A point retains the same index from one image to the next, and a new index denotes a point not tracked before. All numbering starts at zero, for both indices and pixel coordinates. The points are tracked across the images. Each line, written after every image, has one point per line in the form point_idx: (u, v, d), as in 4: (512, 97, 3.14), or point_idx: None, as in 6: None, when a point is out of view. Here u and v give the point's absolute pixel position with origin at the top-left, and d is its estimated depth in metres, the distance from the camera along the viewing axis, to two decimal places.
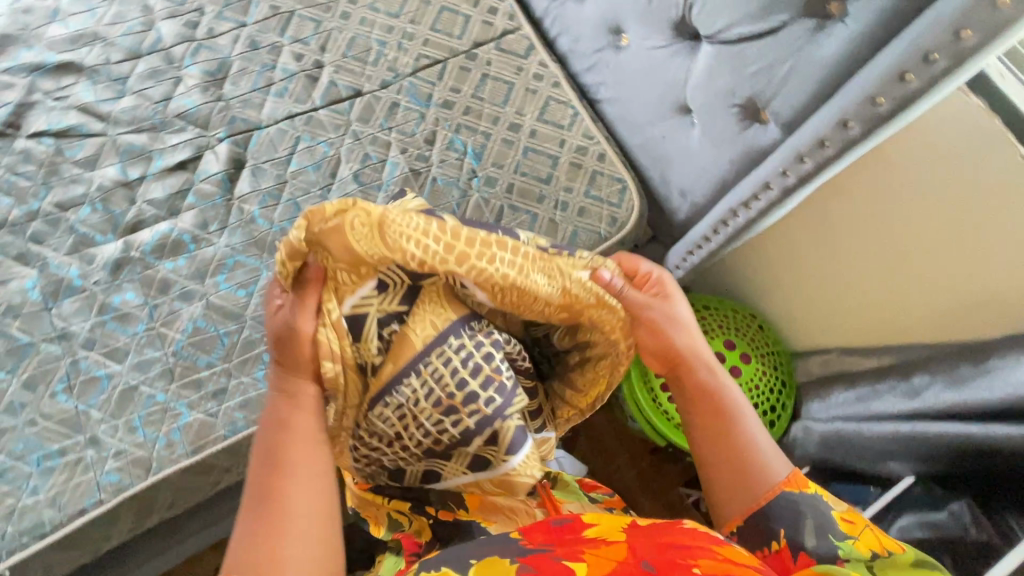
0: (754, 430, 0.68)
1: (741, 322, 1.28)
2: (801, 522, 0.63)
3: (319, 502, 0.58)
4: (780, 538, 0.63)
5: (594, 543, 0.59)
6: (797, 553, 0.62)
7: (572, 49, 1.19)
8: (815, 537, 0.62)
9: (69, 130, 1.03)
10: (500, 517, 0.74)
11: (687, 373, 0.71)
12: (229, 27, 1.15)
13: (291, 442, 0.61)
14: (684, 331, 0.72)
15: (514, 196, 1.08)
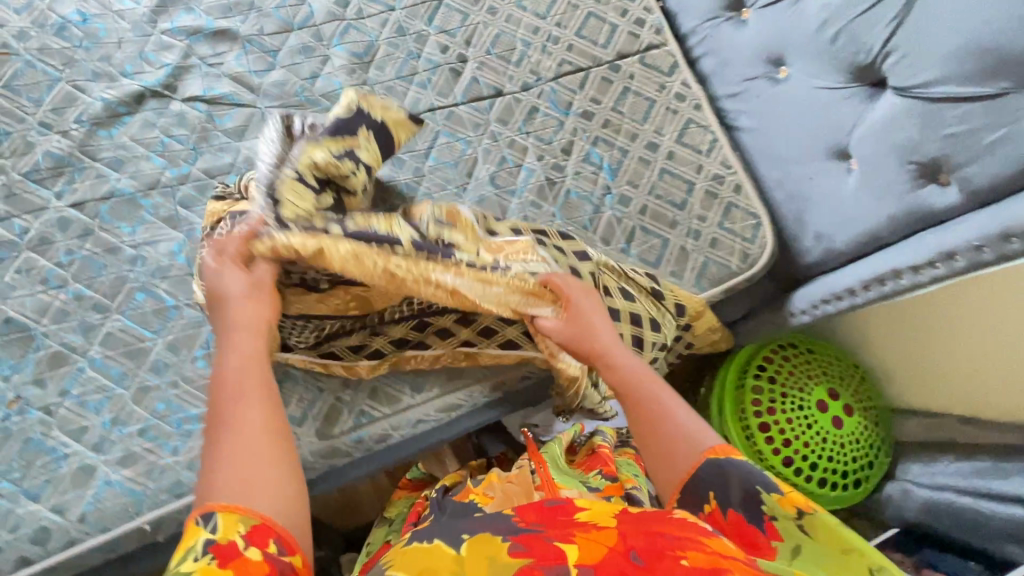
0: (683, 413, 0.75)
1: (845, 372, 1.26)
2: (727, 483, 0.66)
3: (270, 428, 0.65)
4: (711, 497, 0.66)
5: (584, 527, 0.57)
6: (727, 510, 0.64)
7: (717, 72, 1.16)
8: (741, 495, 0.64)
9: (221, 98, 1.04)
10: (502, 494, 0.88)
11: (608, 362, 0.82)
12: (378, 9, 1.14)
13: (246, 382, 0.68)
14: (580, 326, 0.84)
15: (647, 219, 1.07)
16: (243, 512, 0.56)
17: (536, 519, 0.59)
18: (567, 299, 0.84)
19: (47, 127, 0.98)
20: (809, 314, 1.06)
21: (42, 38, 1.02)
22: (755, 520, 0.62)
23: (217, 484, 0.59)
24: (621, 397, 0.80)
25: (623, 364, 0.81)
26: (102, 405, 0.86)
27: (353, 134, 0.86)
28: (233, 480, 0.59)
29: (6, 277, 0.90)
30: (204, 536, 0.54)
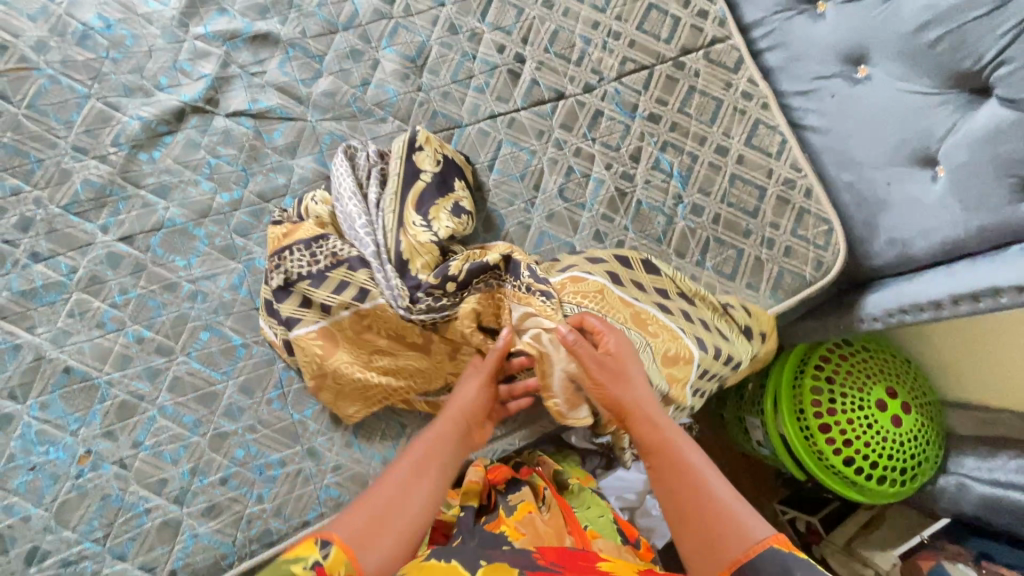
0: (730, 491, 0.65)
1: (901, 369, 1.24)
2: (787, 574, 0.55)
3: (406, 513, 0.62)
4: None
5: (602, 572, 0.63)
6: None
7: (785, 67, 1.10)
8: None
9: (268, 112, 0.96)
10: (534, 528, 0.78)
11: (637, 423, 0.75)
12: (427, 5, 1.05)
13: (432, 458, 0.69)
14: (616, 376, 0.77)
15: (720, 228, 1.04)
16: (351, 559, 0.56)
17: (555, 558, 0.64)
18: (609, 345, 0.79)
19: (83, 152, 0.89)
20: (882, 321, 1.05)
21: (64, 48, 0.92)
22: None
23: (344, 520, 0.59)
24: (653, 455, 0.72)
25: (667, 423, 0.73)
26: (179, 455, 0.82)
27: (450, 189, 0.90)
28: (359, 523, 0.59)
29: (59, 322, 0.83)
30: (314, 556, 0.54)
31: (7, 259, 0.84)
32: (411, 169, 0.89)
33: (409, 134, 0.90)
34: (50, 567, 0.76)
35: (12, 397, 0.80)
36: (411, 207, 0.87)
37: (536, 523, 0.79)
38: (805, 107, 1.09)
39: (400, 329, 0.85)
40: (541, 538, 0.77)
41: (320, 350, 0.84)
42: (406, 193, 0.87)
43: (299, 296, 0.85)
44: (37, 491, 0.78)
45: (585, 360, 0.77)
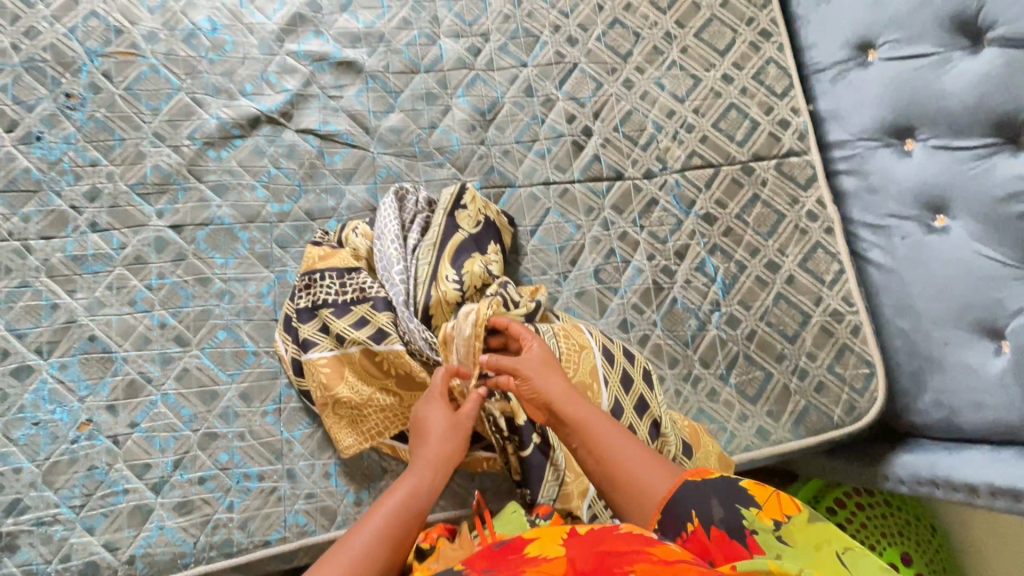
0: (643, 460, 0.69)
1: (921, 536, 1.14)
2: (709, 500, 0.63)
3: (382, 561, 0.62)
4: (693, 518, 0.63)
5: (534, 560, 0.55)
6: (709, 528, 0.61)
7: (859, 195, 1.04)
8: (723, 507, 0.62)
9: (335, 135, 1.00)
10: (445, 555, 0.66)
11: (560, 414, 0.72)
12: (510, 64, 1.07)
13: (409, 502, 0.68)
14: (545, 370, 0.75)
15: (753, 346, 0.99)
16: None
17: (484, 565, 0.56)
18: (532, 347, 0.77)
19: (161, 139, 0.95)
20: (908, 485, 0.97)
21: (170, 42, 0.99)
22: (721, 529, 0.61)
23: None
24: (574, 434, 0.72)
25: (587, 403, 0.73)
26: (168, 444, 0.85)
27: (483, 250, 0.90)
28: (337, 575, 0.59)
29: (97, 291, 0.88)
30: None
31: (69, 223, 0.90)
32: (451, 223, 0.90)
33: (459, 188, 0.92)
34: (24, 523, 0.79)
35: (38, 352, 0.85)
36: (446, 260, 0.88)
37: (446, 551, 0.67)
38: (873, 241, 1.03)
39: (408, 372, 0.85)
40: (456, 560, 0.65)
41: (328, 378, 0.85)
42: (444, 247, 0.88)
43: (320, 321, 0.87)
44: (34, 447, 0.82)
45: (514, 364, 0.74)
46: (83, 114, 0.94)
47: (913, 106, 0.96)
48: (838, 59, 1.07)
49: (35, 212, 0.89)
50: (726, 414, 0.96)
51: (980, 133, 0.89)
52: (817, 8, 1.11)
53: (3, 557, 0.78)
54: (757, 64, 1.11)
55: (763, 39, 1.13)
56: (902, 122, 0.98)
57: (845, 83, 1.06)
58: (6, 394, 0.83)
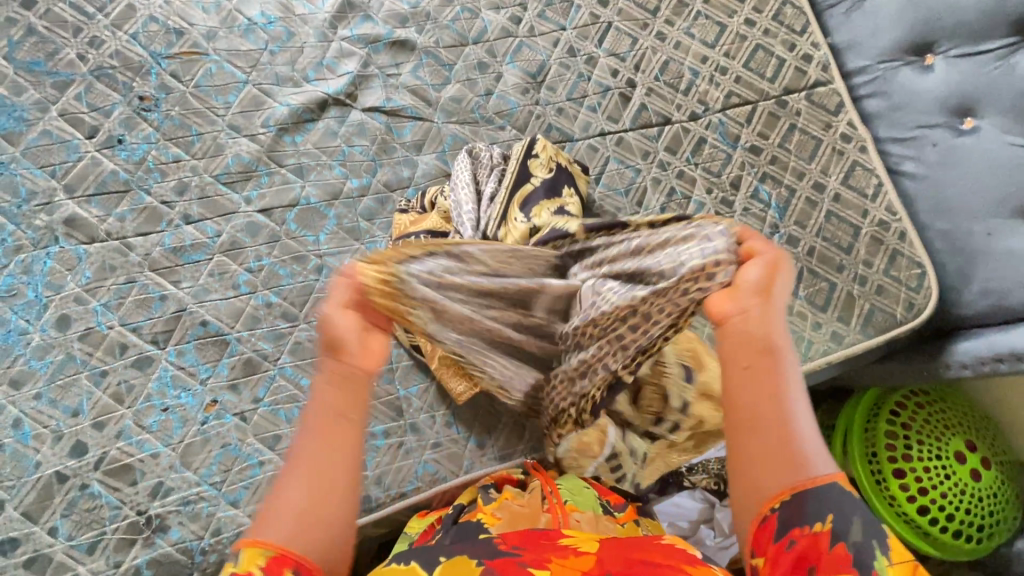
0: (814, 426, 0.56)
1: (980, 424, 1.22)
2: (848, 515, 0.50)
3: (320, 494, 0.54)
4: (825, 519, 0.50)
5: (565, 551, 0.58)
6: (834, 538, 0.49)
7: (885, 115, 1.13)
8: (862, 529, 0.49)
9: (400, 110, 1.04)
10: (508, 511, 0.75)
11: (757, 311, 0.60)
12: (550, 28, 1.13)
13: (326, 427, 0.57)
14: (772, 269, 0.60)
15: (814, 261, 1.07)
16: (264, 546, 0.51)
17: (515, 541, 0.60)
18: (756, 245, 0.63)
19: (237, 130, 0.98)
20: (971, 368, 1.03)
21: (230, 39, 1.02)
22: (848, 552, 0.48)
23: (272, 518, 0.53)
24: (748, 349, 0.59)
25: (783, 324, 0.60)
26: (293, 414, 0.88)
27: (559, 194, 0.93)
28: (288, 515, 0.53)
29: (201, 279, 0.91)
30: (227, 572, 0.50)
31: (163, 218, 0.92)
32: (525, 173, 0.94)
33: (528, 141, 0.97)
34: (172, 503, 0.81)
35: (154, 342, 0.87)
36: (517, 206, 0.90)
37: (512, 507, 0.76)
38: (905, 153, 1.11)
39: None
40: (514, 525, 0.74)
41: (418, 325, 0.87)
42: (516, 195, 0.91)
43: None
44: (167, 431, 0.84)
45: (748, 243, 0.63)
46: (159, 114, 0.96)
47: (929, 23, 1.07)
48: None
49: (128, 211, 0.92)
50: (801, 324, 1.04)
51: (1002, 34, 1.00)
52: None
53: (156, 538, 0.80)
54: (775, 6, 1.19)
55: None
56: (921, 40, 1.08)
57: (859, 13, 1.15)
58: (131, 384, 0.85)
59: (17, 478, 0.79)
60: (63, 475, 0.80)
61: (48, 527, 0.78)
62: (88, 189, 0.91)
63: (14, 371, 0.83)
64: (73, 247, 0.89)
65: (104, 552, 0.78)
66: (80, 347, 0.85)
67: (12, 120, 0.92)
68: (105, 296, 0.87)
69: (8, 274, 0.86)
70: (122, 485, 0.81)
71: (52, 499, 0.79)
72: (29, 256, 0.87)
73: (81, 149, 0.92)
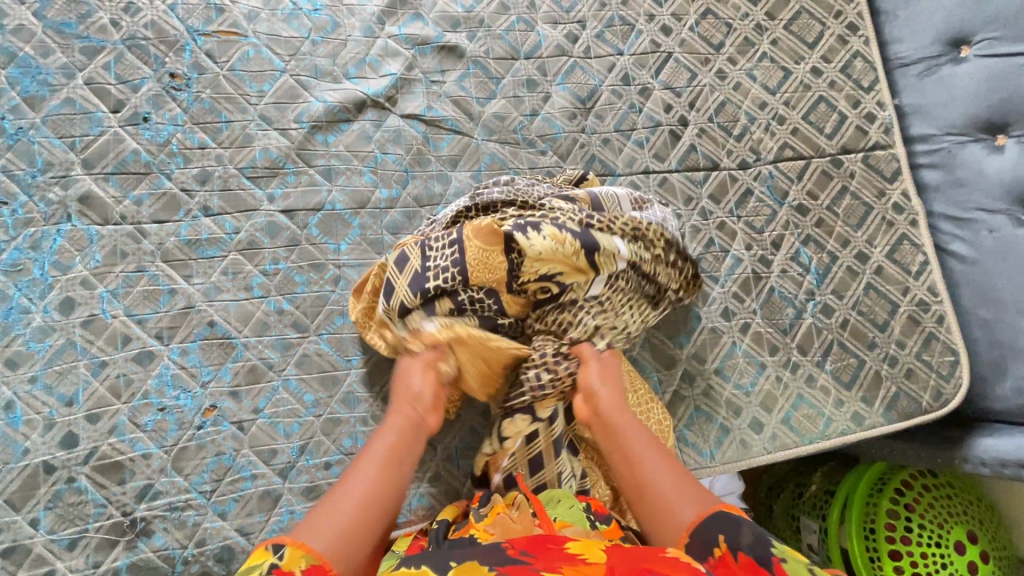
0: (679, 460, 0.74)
1: (985, 517, 1.19)
2: (739, 529, 0.62)
3: (367, 510, 0.67)
4: (719, 541, 0.63)
5: (574, 559, 0.57)
6: (736, 554, 0.61)
7: (943, 189, 1.07)
8: (751, 535, 0.61)
9: (440, 121, 0.99)
10: (502, 525, 0.69)
11: (603, 420, 0.79)
12: (607, 52, 1.07)
13: (380, 485, 0.69)
14: (603, 372, 0.82)
15: (846, 334, 1.02)
16: (307, 552, 0.60)
17: (524, 548, 0.59)
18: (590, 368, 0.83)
19: (268, 122, 0.94)
20: (991, 467, 0.98)
21: (272, 22, 0.97)
22: (747, 557, 0.60)
23: (316, 526, 0.63)
24: (603, 436, 0.78)
25: (616, 407, 0.79)
26: (292, 430, 0.85)
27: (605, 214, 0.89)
28: (332, 530, 0.63)
29: (213, 277, 0.87)
30: (270, 562, 0.57)
31: (181, 206, 0.88)
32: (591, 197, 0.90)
33: (579, 175, 0.97)
34: (158, 508, 0.79)
35: (158, 338, 0.84)
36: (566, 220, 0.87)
37: (505, 521, 0.70)
38: (955, 233, 1.05)
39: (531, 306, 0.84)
40: (510, 536, 0.68)
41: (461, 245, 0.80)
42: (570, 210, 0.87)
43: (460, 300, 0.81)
44: (161, 433, 0.81)
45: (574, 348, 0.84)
46: (189, 94, 0.92)
47: (1010, 102, 1.00)
48: (926, 54, 1.09)
49: (146, 195, 0.88)
50: (823, 400, 1.00)
51: None
52: (905, 4, 1.13)
53: (138, 542, 0.78)
54: (845, 58, 1.13)
55: (850, 33, 1.14)
56: (997, 117, 1.02)
57: (934, 78, 1.08)
58: (130, 379, 0.82)
59: (2, 463, 0.76)
60: (50, 465, 0.77)
61: (30, 517, 0.76)
62: (106, 167, 0.87)
63: (10, 350, 0.80)
64: (85, 227, 0.85)
65: (84, 551, 0.76)
66: (82, 334, 0.82)
67: (35, 83, 0.87)
68: (112, 283, 0.84)
69: (15, 247, 0.82)
70: (110, 483, 0.78)
71: (36, 489, 0.77)
72: (38, 230, 0.83)
73: (104, 123, 0.88)
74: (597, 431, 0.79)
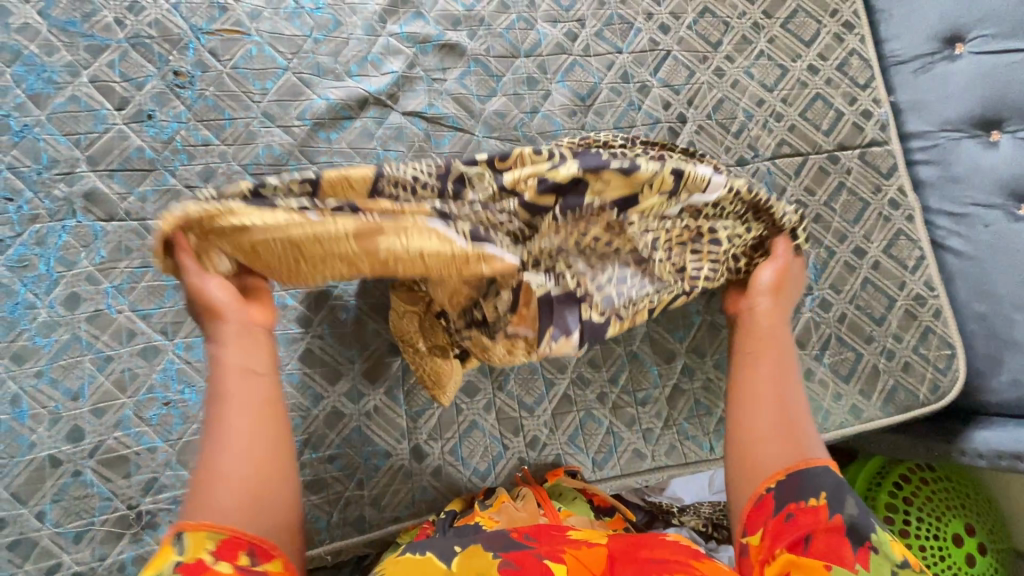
0: (811, 413, 0.68)
1: (982, 508, 1.20)
2: (844, 495, 0.59)
3: (265, 455, 0.57)
4: (821, 495, 0.60)
5: (576, 544, 0.59)
6: (832, 513, 0.58)
7: (939, 185, 1.08)
8: (857, 507, 0.59)
9: (441, 118, 1.00)
10: (509, 513, 0.77)
11: (749, 330, 0.74)
12: (606, 49, 1.09)
13: (262, 429, 0.58)
14: (774, 295, 0.75)
15: (844, 328, 1.04)
16: (212, 529, 0.51)
17: (528, 534, 0.61)
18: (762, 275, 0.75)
19: (271, 120, 0.94)
20: (987, 459, 0.99)
21: (274, 21, 0.98)
22: (842, 522, 0.57)
23: (207, 500, 0.53)
24: (749, 341, 0.73)
25: (777, 325, 0.74)
26: (296, 423, 0.85)
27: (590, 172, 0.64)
28: (231, 497, 0.54)
29: None
30: (171, 560, 0.49)
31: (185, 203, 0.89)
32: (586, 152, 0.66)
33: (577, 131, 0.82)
34: (164, 501, 0.80)
35: (163, 333, 0.85)
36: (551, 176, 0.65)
37: (511, 510, 0.78)
38: (951, 228, 1.06)
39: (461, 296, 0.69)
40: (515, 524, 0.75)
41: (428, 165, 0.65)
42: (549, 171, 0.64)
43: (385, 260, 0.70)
44: (167, 426, 0.82)
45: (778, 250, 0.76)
46: (192, 92, 0.93)
47: (1004, 99, 1.02)
48: (921, 52, 1.11)
49: (151, 192, 0.88)
50: (822, 393, 1.01)
51: None
52: (900, 2, 1.14)
53: (144, 535, 0.78)
54: (841, 55, 1.14)
55: (846, 31, 1.15)
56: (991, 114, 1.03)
57: (929, 75, 1.10)
58: (135, 373, 0.82)
59: (9, 456, 0.77)
60: (56, 459, 0.78)
61: (37, 510, 0.76)
62: (111, 164, 0.88)
63: (17, 345, 0.80)
64: (91, 223, 0.86)
65: (91, 543, 0.77)
66: (87, 329, 0.82)
67: (40, 81, 0.88)
68: (118, 279, 0.85)
69: (21, 243, 0.83)
70: (115, 476, 0.79)
71: (43, 483, 0.77)
72: (44, 227, 0.84)
73: (109, 120, 0.89)
74: (740, 335, 0.75)
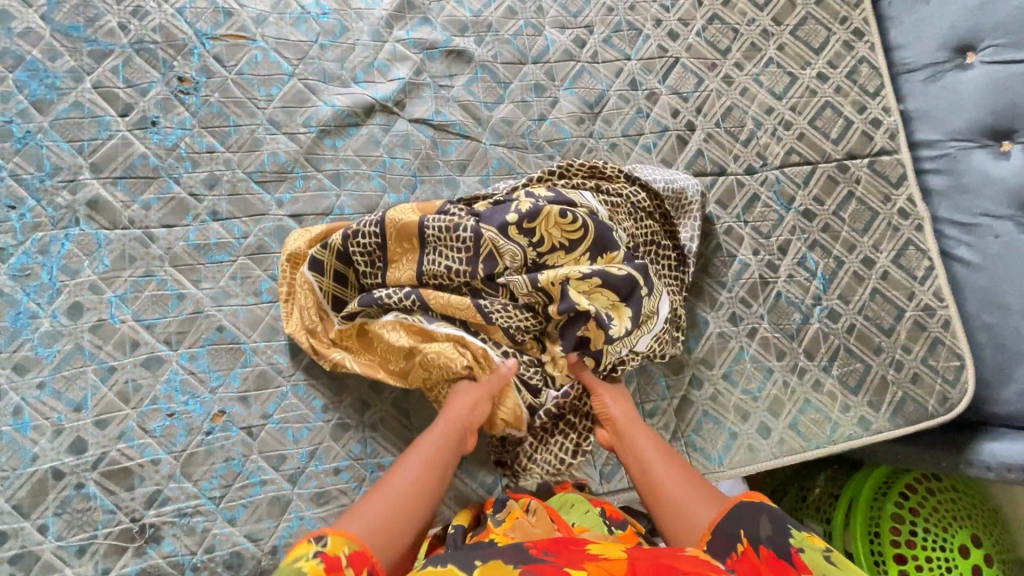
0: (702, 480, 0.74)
1: (989, 519, 1.19)
2: (759, 520, 0.62)
3: (408, 504, 0.67)
4: (740, 538, 0.62)
5: (595, 556, 0.57)
6: (758, 547, 0.60)
7: (949, 194, 1.07)
8: (771, 527, 0.61)
9: (448, 125, 0.99)
10: (522, 527, 0.71)
11: (624, 441, 0.79)
12: (614, 56, 1.08)
13: (422, 488, 0.69)
14: (615, 393, 0.82)
15: (853, 339, 1.03)
16: (349, 538, 0.59)
17: (545, 547, 0.59)
18: (602, 394, 0.81)
19: (276, 126, 0.93)
20: (996, 472, 0.98)
21: (280, 26, 0.97)
22: (770, 549, 0.59)
23: (359, 516, 0.63)
24: (625, 450, 0.78)
25: (637, 424, 0.80)
26: (301, 435, 0.84)
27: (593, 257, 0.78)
28: (371, 524, 0.63)
29: (221, 281, 0.87)
30: (319, 543, 0.57)
31: (189, 210, 0.88)
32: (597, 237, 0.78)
33: (593, 165, 0.88)
34: (167, 514, 0.79)
35: (167, 343, 0.84)
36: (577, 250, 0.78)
37: (524, 524, 0.72)
38: (961, 238, 1.05)
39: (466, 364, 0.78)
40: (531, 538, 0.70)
41: (466, 250, 0.77)
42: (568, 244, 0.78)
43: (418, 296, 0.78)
44: (170, 438, 0.81)
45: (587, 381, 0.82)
46: (197, 98, 0.91)
47: (1016, 110, 1.01)
48: (932, 61, 1.10)
49: (154, 200, 0.87)
50: (830, 405, 1.00)
51: None
52: (910, 10, 1.13)
53: (148, 548, 0.77)
54: (851, 63, 1.13)
55: (856, 38, 1.15)
56: (1003, 124, 1.02)
57: (939, 84, 1.09)
58: (139, 384, 0.82)
59: (11, 468, 0.76)
60: (59, 472, 0.77)
61: (39, 523, 0.75)
62: (114, 171, 0.87)
63: (19, 355, 0.79)
64: (94, 231, 0.85)
65: (93, 557, 0.76)
66: (90, 339, 0.81)
67: (43, 86, 0.87)
68: (121, 288, 0.84)
69: (23, 252, 0.82)
70: (119, 489, 0.78)
71: (45, 495, 0.76)
72: (47, 235, 0.83)
73: (112, 127, 0.88)
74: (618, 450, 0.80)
